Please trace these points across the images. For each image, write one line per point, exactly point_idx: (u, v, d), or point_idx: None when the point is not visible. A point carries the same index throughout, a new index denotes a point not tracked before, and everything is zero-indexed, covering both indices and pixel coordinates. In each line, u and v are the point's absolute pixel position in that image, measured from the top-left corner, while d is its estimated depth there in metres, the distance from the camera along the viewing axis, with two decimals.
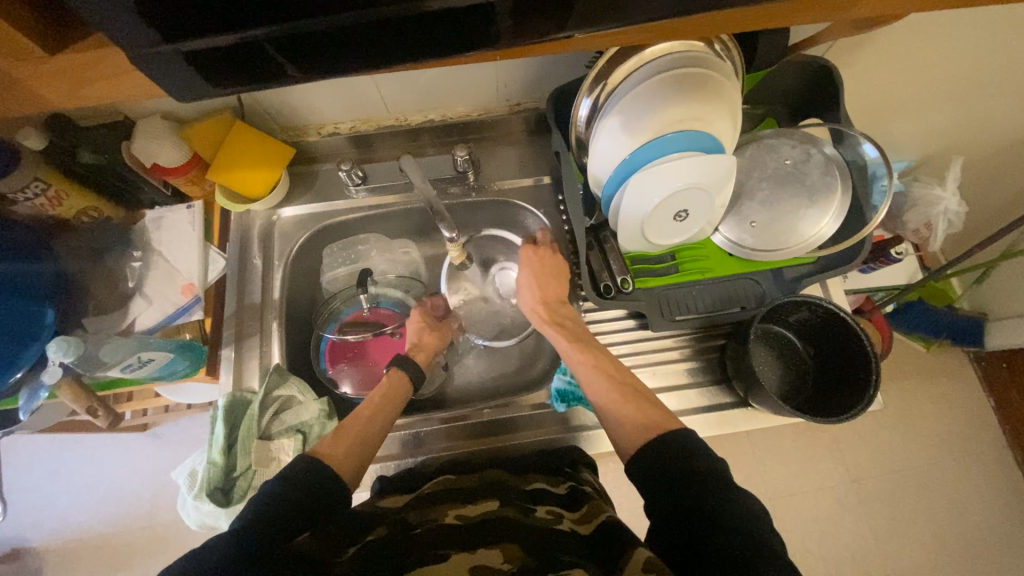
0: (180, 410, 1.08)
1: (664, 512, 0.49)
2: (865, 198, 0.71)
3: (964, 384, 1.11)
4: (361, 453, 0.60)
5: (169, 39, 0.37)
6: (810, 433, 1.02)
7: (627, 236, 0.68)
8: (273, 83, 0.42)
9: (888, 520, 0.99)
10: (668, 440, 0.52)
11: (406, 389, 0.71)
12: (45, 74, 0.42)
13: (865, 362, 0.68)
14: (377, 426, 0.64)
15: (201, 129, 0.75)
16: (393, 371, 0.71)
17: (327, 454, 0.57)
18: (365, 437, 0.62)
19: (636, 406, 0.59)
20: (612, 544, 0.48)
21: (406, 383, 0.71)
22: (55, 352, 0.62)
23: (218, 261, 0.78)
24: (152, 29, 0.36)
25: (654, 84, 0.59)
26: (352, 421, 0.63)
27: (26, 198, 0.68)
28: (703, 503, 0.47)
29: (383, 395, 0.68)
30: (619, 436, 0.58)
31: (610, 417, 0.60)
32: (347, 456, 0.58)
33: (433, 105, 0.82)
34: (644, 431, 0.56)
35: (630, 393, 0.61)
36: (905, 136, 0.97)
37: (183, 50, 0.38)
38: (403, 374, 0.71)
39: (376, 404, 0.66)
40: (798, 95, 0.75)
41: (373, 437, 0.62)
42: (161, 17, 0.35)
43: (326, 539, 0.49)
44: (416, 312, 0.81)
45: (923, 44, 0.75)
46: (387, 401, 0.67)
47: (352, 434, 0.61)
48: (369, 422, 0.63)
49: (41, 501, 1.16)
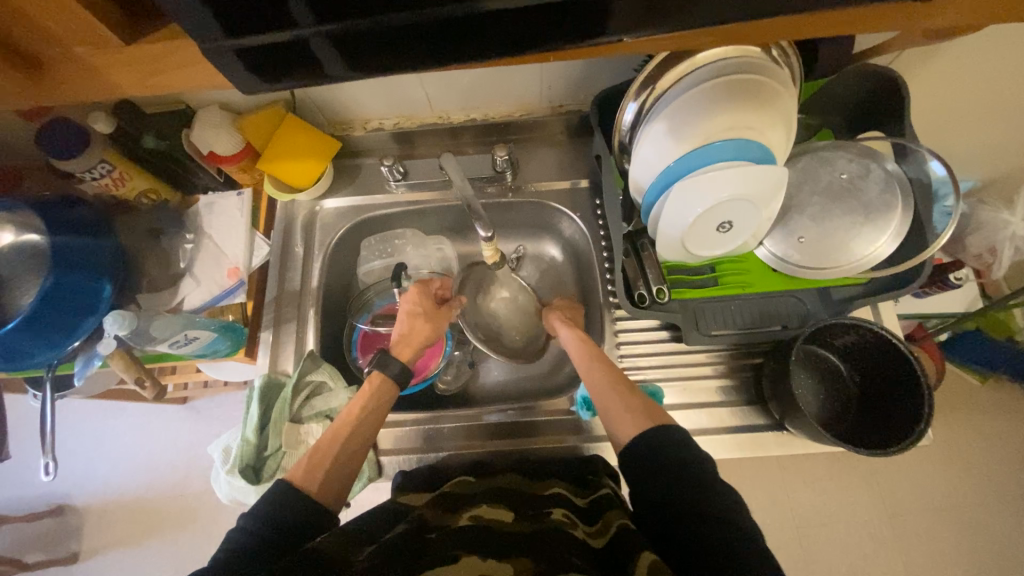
0: (217, 388, 1.13)
1: (649, 500, 0.50)
2: (926, 218, 0.67)
3: (1022, 424, 1.02)
4: (341, 475, 0.59)
5: (230, 34, 0.38)
6: (846, 462, 0.97)
7: (665, 245, 0.66)
8: (323, 79, 0.43)
9: (928, 563, 0.93)
10: (666, 429, 0.53)
11: (391, 393, 0.68)
12: (116, 64, 0.45)
13: (917, 394, 0.63)
14: (352, 442, 0.62)
15: (255, 120, 0.79)
16: (371, 376, 0.68)
17: (303, 486, 0.56)
18: (342, 459, 0.60)
19: (637, 398, 0.59)
20: (620, 556, 0.46)
21: (390, 388, 0.68)
22: (111, 326, 0.65)
23: (262, 248, 0.80)
24: (216, 23, 0.37)
25: (705, 90, 0.57)
26: (328, 448, 0.60)
27: (93, 177, 0.72)
28: (691, 494, 0.48)
29: (364, 406, 0.65)
30: (614, 424, 0.58)
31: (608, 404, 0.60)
32: (324, 485, 0.57)
33: (476, 105, 0.82)
34: (643, 421, 0.56)
35: (632, 388, 0.62)
36: (973, 154, 0.91)
37: (242, 44, 0.39)
38: (385, 376, 0.68)
39: (355, 414, 0.64)
40: (859, 106, 0.71)
41: (355, 449, 0.62)
42: (225, 12, 0.37)
43: (340, 540, 0.49)
44: (414, 293, 0.77)
45: (1001, 57, 0.70)
46: (367, 415, 0.64)
47: (328, 459, 0.59)
48: (344, 441, 0.61)
49: (86, 463, 1.23)
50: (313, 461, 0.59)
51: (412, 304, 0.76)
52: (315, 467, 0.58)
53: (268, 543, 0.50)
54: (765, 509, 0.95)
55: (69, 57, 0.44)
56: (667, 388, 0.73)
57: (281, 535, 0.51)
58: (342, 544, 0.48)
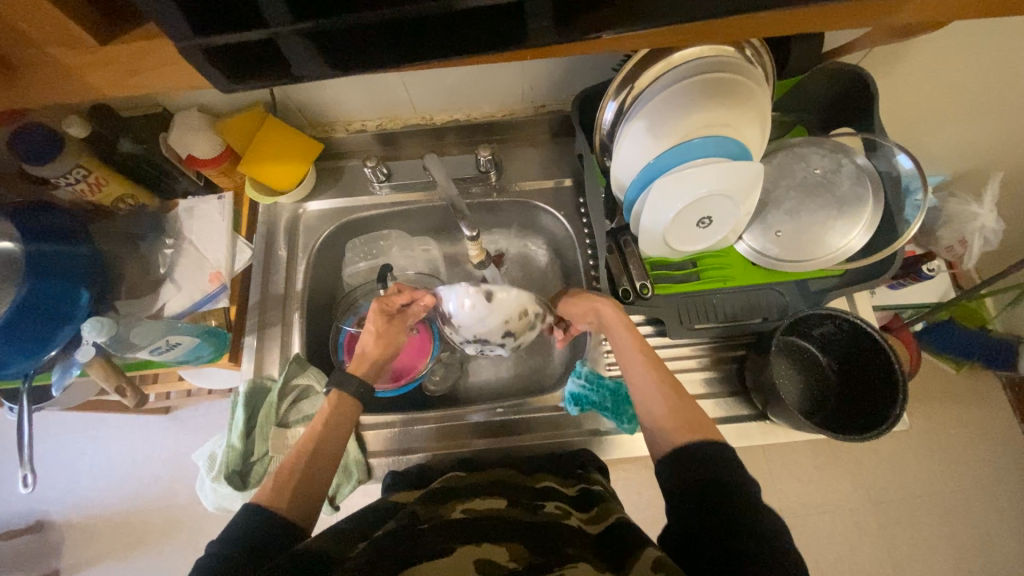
0: (202, 396, 1.12)
1: (686, 515, 0.49)
2: (897, 211, 0.69)
3: (996, 409, 1.06)
4: (310, 492, 0.58)
5: (197, 33, 0.37)
6: (829, 450, 0.99)
7: (648, 242, 0.67)
8: (296, 79, 0.43)
9: (908, 545, 0.96)
10: (714, 449, 0.52)
11: (351, 410, 0.67)
12: (94, 64, 0.44)
13: (893, 379, 0.65)
14: (316, 460, 0.60)
15: (237, 121, 0.78)
16: (331, 395, 0.66)
17: (271, 502, 0.55)
18: (308, 479, 0.58)
19: (685, 407, 0.58)
20: (622, 547, 0.46)
21: (351, 405, 0.67)
22: (90, 332, 0.64)
23: (246, 251, 0.80)
24: (184, 21, 0.37)
25: (680, 90, 0.58)
26: (294, 465, 0.59)
27: (68, 183, 0.71)
28: (732, 513, 0.47)
29: (324, 425, 0.64)
30: (656, 430, 0.58)
31: (655, 410, 0.59)
32: (294, 502, 0.56)
33: (458, 106, 0.83)
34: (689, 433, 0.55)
35: (679, 393, 0.60)
36: (942, 148, 0.94)
37: (210, 43, 0.38)
38: (343, 394, 0.67)
39: (314, 437, 0.62)
40: (831, 105, 0.74)
41: (324, 467, 0.60)
42: (192, 9, 0.36)
43: (333, 537, 0.48)
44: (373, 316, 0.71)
45: (966, 54, 0.73)
46: (331, 431, 0.63)
47: (294, 478, 0.57)
48: (310, 458, 0.60)
49: (65, 478, 1.20)
50: (280, 481, 0.57)
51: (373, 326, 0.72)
52: (284, 486, 0.56)
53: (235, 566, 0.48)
54: None
55: (42, 57, 0.43)
56: None
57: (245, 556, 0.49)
58: (336, 542, 0.48)
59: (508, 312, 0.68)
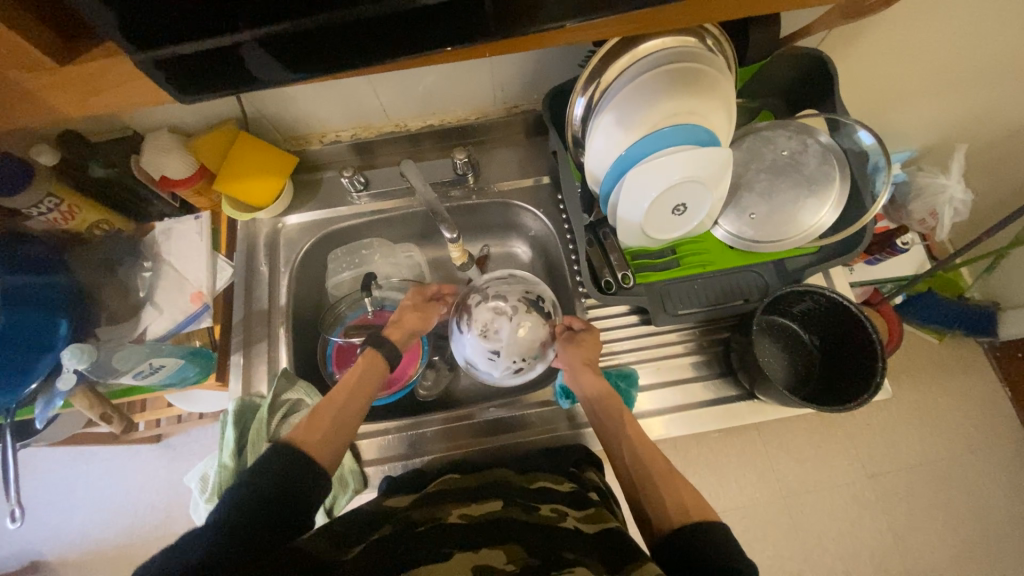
0: (193, 421, 1.10)
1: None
2: (865, 186, 0.71)
3: (978, 374, 1.09)
4: (338, 436, 0.60)
5: (142, 47, 0.37)
6: (821, 427, 1.01)
7: (626, 232, 0.69)
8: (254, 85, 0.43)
9: (904, 514, 0.97)
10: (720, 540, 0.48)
11: (381, 372, 0.69)
12: (57, 86, 0.44)
13: (872, 350, 0.67)
14: (350, 406, 0.63)
15: (210, 139, 0.77)
16: (366, 352, 0.69)
17: (303, 438, 0.57)
18: (339, 423, 0.61)
19: (671, 488, 0.55)
20: (620, 552, 0.47)
21: (381, 366, 0.69)
22: (69, 359, 0.63)
23: (226, 269, 0.80)
24: (135, 36, 0.36)
25: (646, 80, 0.59)
26: (330, 405, 0.62)
27: (41, 213, 0.70)
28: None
29: (357, 377, 0.67)
30: (651, 510, 0.55)
31: (649, 488, 0.56)
32: (324, 439, 0.58)
33: (431, 111, 0.83)
34: (684, 515, 0.52)
35: (672, 475, 0.57)
36: (906, 124, 0.97)
37: (165, 54, 0.38)
38: (377, 354, 0.70)
39: (350, 386, 0.65)
40: (794, 88, 0.76)
41: (352, 418, 0.63)
42: (143, 24, 0.36)
43: (328, 539, 0.48)
44: (409, 292, 0.80)
45: (919, 32, 0.75)
46: (361, 385, 0.66)
47: (326, 418, 0.60)
48: (344, 403, 0.63)
49: (57, 515, 1.17)
50: (314, 420, 0.60)
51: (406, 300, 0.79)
52: (317, 423, 0.60)
53: (269, 497, 0.49)
54: (750, 481, 0.98)
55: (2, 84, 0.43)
56: (640, 369, 0.75)
57: (284, 479, 0.51)
58: (331, 545, 0.47)
59: (524, 283, 0.77)
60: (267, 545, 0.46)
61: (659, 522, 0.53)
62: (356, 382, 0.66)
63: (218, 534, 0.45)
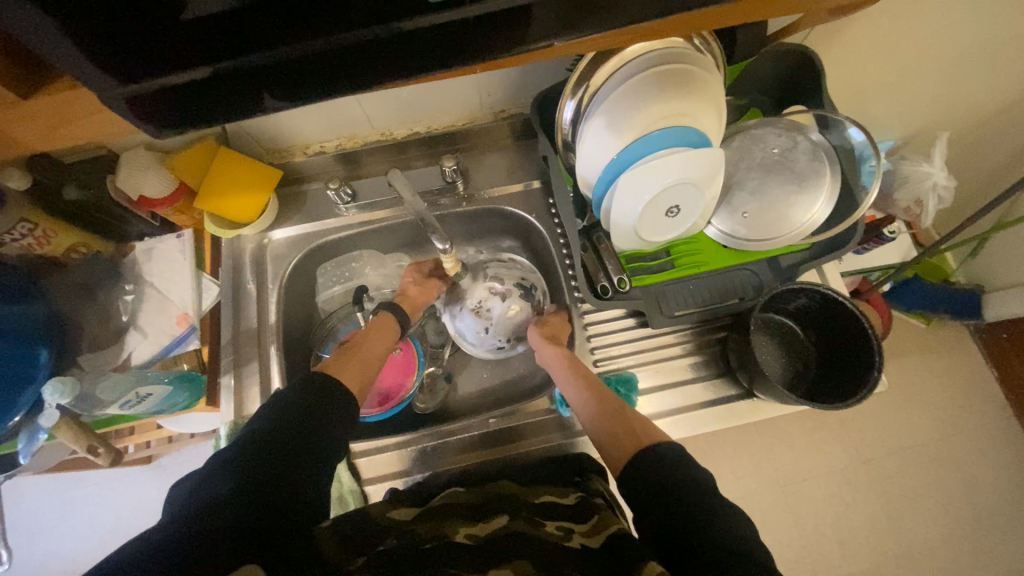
0: (184, 441, 1.07)
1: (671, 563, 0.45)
2: (856, 180, 0.71)
3: (967, 358, 1.11)
4: (363, 376, 0.67)
5: (124, 81, 0.36)
6: (816, 417, 1.02)
7: (620, 236, 0.68)
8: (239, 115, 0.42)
9: (900, 499, 0.99)
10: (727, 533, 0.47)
11: (394, 330, 0.76)
12: (19, 116, 0.42)
13: (866, 343, 0.67)
14: (373, 351, 0.71)
15: (188, 155, 0.74)
16: (381, 315, 0.76)
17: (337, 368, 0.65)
18: (367, 362, 0.69)
19: (623, 420, 0.59)
20: (625, 560, 0.46)
21: (395, 325, 0.76)
22: (52, 395, 0.62)
23: (212, 288, 0.78)
24: (104, 69, 0.35)
25: (636, 82, 0.59)
26: (359, 346, 0.70)
27: (14, 239, 0.66)
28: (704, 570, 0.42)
29: (373, 329, 0.74)
30: (609, 444, 0.58)
31: (607, 426, 0.60)
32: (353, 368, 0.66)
33: (418, 119, 0.82)
34: (635, 442, 0.55)
35: (626, 412, 0.60)
36: (889, 115, 0.98)
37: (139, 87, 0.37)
38: (392, 316, 0.76)
39: (366, 336, 0.72)
40: (780, 85, 0.76)
41: (375, 360, 0.70)
42: (110, 54, 0.34)
43: (338, 544, 0.49)
44: (410, 267, 0.84)
45: (901, 24, 0.76)
46: (379, 334, 0.73)
47: (360, 350, 0.69)
48: (369, 347, 0.70)
49: (48, 545, 1.14)
50: (344, 358, 0.67)
51: (409, 275, 0.83)
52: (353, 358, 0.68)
53: (275, 436, 0.53)
54: (749, 475, 0.99)
55: None
56: (639, 373, 0.75)
57: (291, 413, 0.55)
58: (344, 549, 0.48)
59: (522, 270, 0.82)
60: (267, 487, 0.49)
61: (619, 455, 0.56)
62: (370, 335, 0.73)
63: (230, 467, 0.49)
